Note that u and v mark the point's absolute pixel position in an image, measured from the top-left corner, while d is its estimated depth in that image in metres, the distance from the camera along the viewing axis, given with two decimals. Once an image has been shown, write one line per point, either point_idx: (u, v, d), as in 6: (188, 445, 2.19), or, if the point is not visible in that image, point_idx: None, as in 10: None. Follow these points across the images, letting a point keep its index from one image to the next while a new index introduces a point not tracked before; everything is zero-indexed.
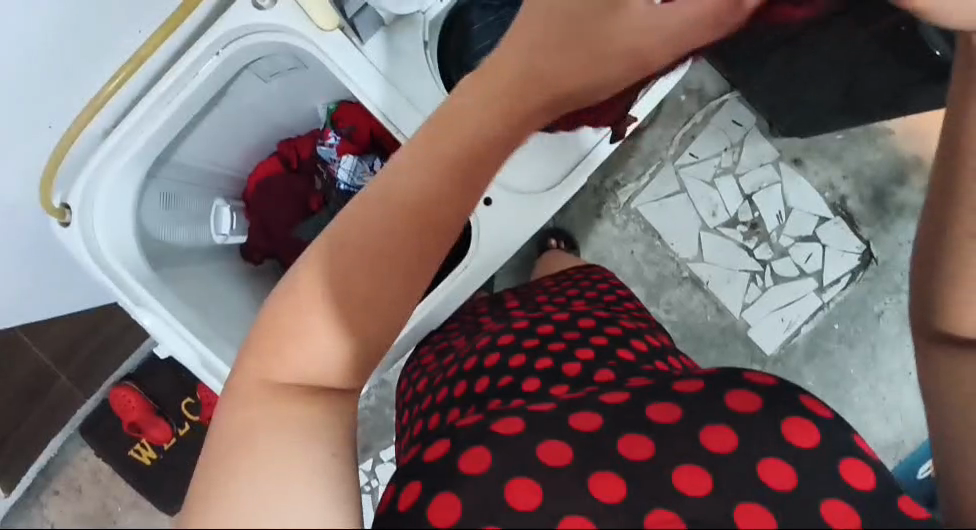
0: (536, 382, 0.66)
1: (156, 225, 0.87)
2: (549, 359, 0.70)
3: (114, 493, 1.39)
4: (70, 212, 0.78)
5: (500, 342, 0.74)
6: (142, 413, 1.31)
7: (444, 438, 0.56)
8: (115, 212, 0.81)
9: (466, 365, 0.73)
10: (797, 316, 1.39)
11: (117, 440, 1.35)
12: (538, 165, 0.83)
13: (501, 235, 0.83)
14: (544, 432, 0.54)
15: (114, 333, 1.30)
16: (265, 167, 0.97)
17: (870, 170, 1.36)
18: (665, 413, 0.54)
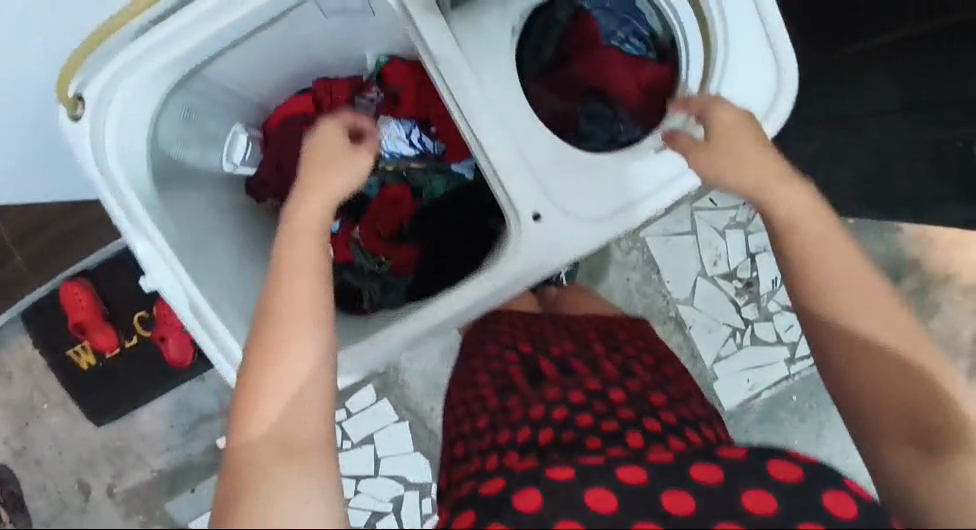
0: (599, 441, 0.63)
1: (170, 140, 0.78)
2: (617, 425, 0.65)
3: (45, 388, 1.32)
4: (83, 106, 0.68)
5: (560, 402, 0.69)
6: (91, 316, 1.22)
7: (501, 479, 0.57)
8: (132, 120, 0.71)
9: (524, 415, 0.69)
10: (762, 380, 1.42)
11: (59, 335, 1.26)
12: (605, 190, 0.74)
13: (542, 252, 0.73)
14: (595, 479, 0.53)
15: (82, 224, 1.21)
16: (292, 102, 0.88)
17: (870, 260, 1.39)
18: (708, 473, 0.52)
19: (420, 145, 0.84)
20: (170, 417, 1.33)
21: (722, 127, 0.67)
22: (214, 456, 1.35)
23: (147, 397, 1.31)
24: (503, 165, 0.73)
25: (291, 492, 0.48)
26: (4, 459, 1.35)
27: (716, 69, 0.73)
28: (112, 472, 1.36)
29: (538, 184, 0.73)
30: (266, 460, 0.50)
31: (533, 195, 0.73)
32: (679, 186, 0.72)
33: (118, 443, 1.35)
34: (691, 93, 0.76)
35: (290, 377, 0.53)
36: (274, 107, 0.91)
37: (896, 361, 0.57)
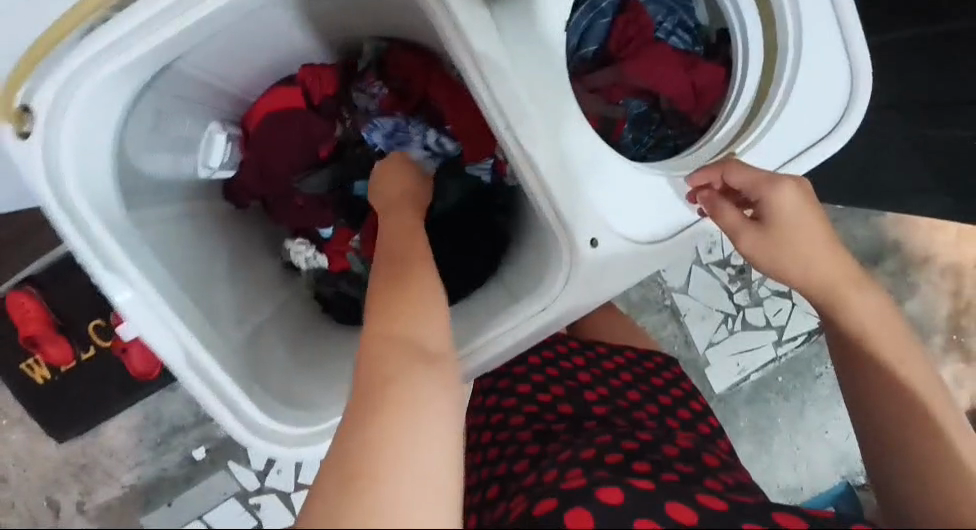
0: (645, 466, 0.62)
1: (138, 148, 0.67)
2: (660, 457, 0.65)
3: None
4: (30, 119, 0.56)
5: (598, 439, 0.67)
6: (43, 328, 1.09)
7: (539, 521, 0.54)
8: (93, 128, 0.60)
9: (560, 454, 0.65)
10: (751, 363, 1.44)
11: (4, 349, 1.12)
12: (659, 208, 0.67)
13: (595, 279, 0.65)
14: (640, 508, 0.51)
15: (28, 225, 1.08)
16: (277, 94, 0.77)
17: (855, 244, 1.41)
18: (790, 521, 0.51)
19: (437, 148, 0.76)
20: (140, 431, 1.23)
21: (787, 220, 0.61)
22: (192, 468, 1.26)
23: (112, 411, 1.19)
24: (550, 177, 0.63)
25: (425, 376, 0.44)
26: None
27: (777, 88, 0.67)
28: (78, 491, 1.25)
29: (592, 205, 0.64)
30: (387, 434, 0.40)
31: (588, 220, 0.64)
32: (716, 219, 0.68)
33: (82, 460, 1.24)
34: (741, 109, 0.70)
35: (419, 335, 0.47)
36: (254, 100, 0.79)
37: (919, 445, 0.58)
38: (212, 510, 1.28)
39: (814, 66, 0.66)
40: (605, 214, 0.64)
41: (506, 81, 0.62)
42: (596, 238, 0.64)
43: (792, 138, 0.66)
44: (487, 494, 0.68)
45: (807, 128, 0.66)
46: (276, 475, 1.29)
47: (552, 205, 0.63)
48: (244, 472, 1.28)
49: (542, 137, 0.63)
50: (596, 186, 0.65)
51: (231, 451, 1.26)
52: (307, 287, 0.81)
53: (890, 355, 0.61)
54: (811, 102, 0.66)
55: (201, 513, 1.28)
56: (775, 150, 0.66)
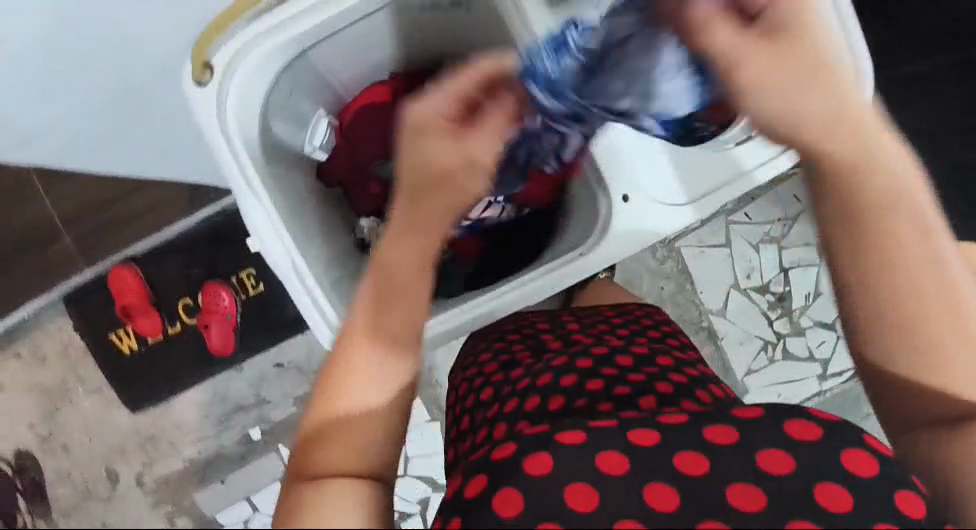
0: (599, 382, 0.65)
1: (273, 113, 0.82)
2: (615, 368, 0.67)
3: (81, 373, 1.33)
4: (211, 72, 0.72)
5: (552, 361, 0.70)
6: (138, 300, 1.26)
7: (480, 474, 0.54)
8: (252, 91, 0.76)
9: (519, 383, 0.68)
10: (794, 395, 1.42)
11: (105, 318, 1.29)
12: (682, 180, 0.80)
13: (630, 231, 0.79)
14: (598, 444, 0.54)
15: (133, 210, 1.24)
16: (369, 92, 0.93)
17: None
18: (722, 434, 0.54)
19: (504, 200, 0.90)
20: (206, 406, 1.35)
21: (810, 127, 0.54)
22: (247, 448, 1.36)
23: (184, 383, 1.32)
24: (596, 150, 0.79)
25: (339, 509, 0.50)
26: (31, 444, 1.34)
27: None
28: (142, 460, 1.36)
29: (624, 169, 0.79)
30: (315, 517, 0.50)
31: (620, 180, 0.79)
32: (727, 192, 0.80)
33: (152, 431, 1.36)
34: None
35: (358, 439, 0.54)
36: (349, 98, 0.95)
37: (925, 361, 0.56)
38: (258, 492, 1.36)
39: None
40: (635, 176, 0.79)
41: None
42: (628, 195, 0.79)
43: None
44: (461, 428, 0.71)
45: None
46: None
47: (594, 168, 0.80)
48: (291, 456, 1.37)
49: None
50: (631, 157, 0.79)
51: (283, 435, 1.35)
52: None
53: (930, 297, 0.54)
54: None
55: (248, 495, 1.36)
56: (779, 140, 0.79)
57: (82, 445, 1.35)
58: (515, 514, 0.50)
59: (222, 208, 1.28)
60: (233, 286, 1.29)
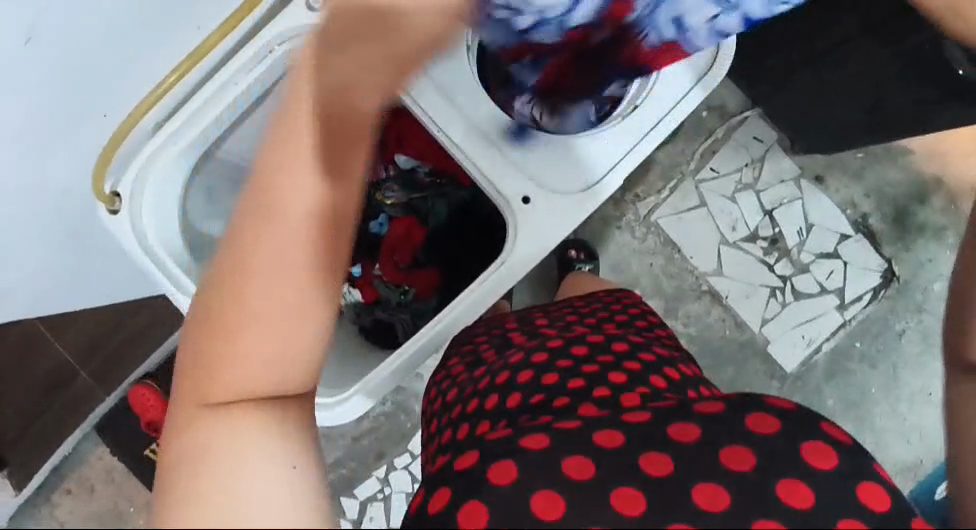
0: (555, 375, 0.68)
1: (196, 213, 0.93)
2: (570, 359, 0.70)
3: (127, 493, 1.38)
4: (119, 199, 0.82)
5: (511, 358, 0.72)
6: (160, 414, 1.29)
7: (445, 487, 0.56)
8: (163, 201, 0.86)
9: (481, 382, 0.70)
10: (818, 333, 1.38)
11: (135, 438, 1.35)
12: (577, 164, 0.82)
13: (538, 234, 0.80)
14: (569, 447, 0.55)
15: (136, 330, 1.32)
16: None
17: (892, 188, 1.36)
18: (684, 432, 0.54)
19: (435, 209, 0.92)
20: None
21: None
22: None
23: None
24: (485, 161, 0.81)
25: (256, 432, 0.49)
26: None
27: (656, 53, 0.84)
28: None
29: (520, 170, 0.81)
30: (225, 444, 0.48)
31: (519, 182, 0.81)
32: (625, 164, 0.83)
33: None
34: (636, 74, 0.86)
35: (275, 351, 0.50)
36: None
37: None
38: None
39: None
40: (533, 173, 0.81)
41: (427, 97, 0.81)
42: (528, 196, 0.81)
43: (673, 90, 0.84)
44: (430, 430, 0.74)
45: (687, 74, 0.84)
46: (370, 522, 1.39)
47: (488, 179, 0.81)
48: (343, 522, 1.40)
49: (472, 133, 0.81)
50: (522, 159, 0.81)
51: None
52: (351, 321, 0.97)
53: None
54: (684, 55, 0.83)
55: None
56: (665, 98, 0.84)
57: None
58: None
59: None
60: None
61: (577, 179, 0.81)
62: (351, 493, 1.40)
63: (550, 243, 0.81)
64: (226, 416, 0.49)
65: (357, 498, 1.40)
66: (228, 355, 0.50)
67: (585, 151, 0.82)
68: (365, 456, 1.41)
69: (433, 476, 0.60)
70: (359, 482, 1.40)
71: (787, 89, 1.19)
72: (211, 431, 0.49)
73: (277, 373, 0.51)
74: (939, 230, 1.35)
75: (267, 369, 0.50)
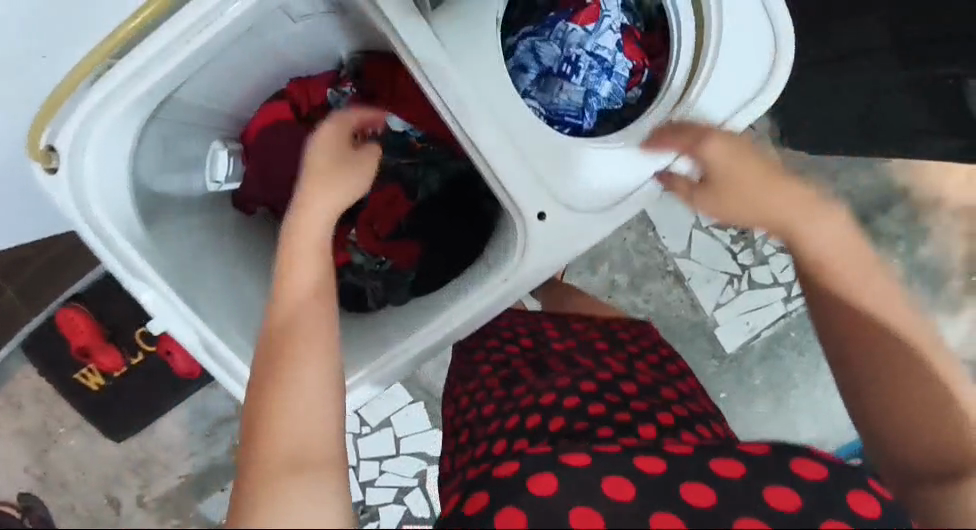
0: (601, 406, 0.69)
1: (152, 171, 0.77)
2: (617, 394, 0.71)
3: (57, 413, 1.33)
4: (55, 156, 0.66)
5: (559, 381, 0.73)
6: (92, 338, 1.23)
7: (482, 491, 0.58)
8: (112, 161, 0.70)
9: (523, 400, 0.72)
10: (761, 321, 1.46)
11: (63, 361, 1.25)
12: (596, 179, 0.73)
13: (550, 250, 0.72)
14: (605, 468, 0.57)
15: (68, 246, 1.19)
16: (271, 110, 0.88)
17: (861, 194, 1.40)
18: (729, 468, 0.55)
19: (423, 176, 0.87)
20: (191, 424, 1.35)
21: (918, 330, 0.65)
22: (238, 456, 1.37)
23: (165, 406, 1.31)
24: (501, 164, 0.71)
25: (310, 488, 0.51)
26: (31, 486, 1.36)
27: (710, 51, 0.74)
28: (139, 485, 1.38)
29: (540, 182, 0.71)
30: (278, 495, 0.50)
31: (537, 195, 0.71)
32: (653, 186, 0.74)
33: (142, 455, 1.37)
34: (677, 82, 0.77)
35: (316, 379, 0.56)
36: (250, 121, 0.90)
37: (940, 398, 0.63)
38: None
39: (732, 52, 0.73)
40: (552, 187, 0.72)
41: (441, 73, 0.70)
42: (545, 213, 0.72)
43: (724, 103, 0.74)
44: (461, 439, 0.75)
45: (728, 102, 0.74)
46: None
47: (502, 186, 0.71)
48: None
49: (489, 129, 0.71)
50: (543, 169, 0.72)
51: None
52: None
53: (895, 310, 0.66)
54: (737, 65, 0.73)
55: None
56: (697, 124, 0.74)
57: (75, 480, 1.36)
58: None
59: None
60: None
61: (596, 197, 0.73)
62: None
63: (560, 265, 0.73)
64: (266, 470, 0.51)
65: None
66: (276, 389, 0.55)
67: (606, 169, 0.74)
68: None
69: (471, 484, 0.62)
70: None
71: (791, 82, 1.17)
72: (256, 495, 0.50)
73: (311, 424, 0.54)
74: (891, 239, 1.42)
75: (300, 421, 0.54)
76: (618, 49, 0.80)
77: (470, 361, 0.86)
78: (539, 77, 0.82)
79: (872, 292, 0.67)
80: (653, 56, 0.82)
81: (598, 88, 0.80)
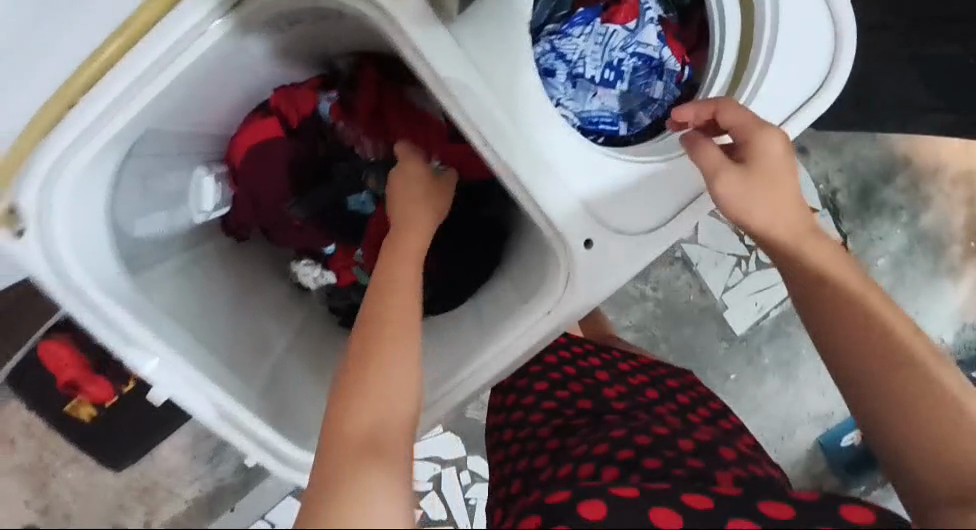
0: (657, 461, 0.63)
1: (129, 214, 0.76)
2: (676, 451, 0.65)
3: (54, 447, 1.26)
4: (20, 217, 0.65)
5: (614, 435, 0.69)
6: (79, 371, 1.15)
7: (535, 515, 0.57)
8: (82, 213, 0.69)
9: (578, 450, 0.68)
10: (769, 301, 1.42)
11: (49, 395, 1.18)
12: (643, 198, 0.69)
13: (597, 273, 0.67)
14: (647, 504, 0.52)
15: None
16: (258, 129, 0.82)
17: (865, 165, 1.37)
18: (781, 510, 0.51)
19: None
20: (191, 448, 1.28)
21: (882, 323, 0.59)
22: (246, 476, 1.32)
23: (164, 434, 1.24)
24: (543, 192, 0.66)
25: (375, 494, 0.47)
26: (33, 520, 1.30)
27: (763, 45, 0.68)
28: (144, 512, 1.33)
29: (582, 207, 0.67)
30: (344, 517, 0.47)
31: (580, 223, 0.66)
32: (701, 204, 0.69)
33: (144, 483, 1.31)
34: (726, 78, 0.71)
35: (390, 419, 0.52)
36: (233, 138, 0.83)
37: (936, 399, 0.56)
38: (269, 513, 1.34)
39: (790, 40, 0.67)
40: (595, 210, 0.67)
41: (469, 94, 0.65)
42: (591, 240, 0.67)
43: (783, 100, 0.68)
44: (509, 489, 0.70)
45: (793, 95, 0.68)
46: None
47: (544, 216, 0.66)
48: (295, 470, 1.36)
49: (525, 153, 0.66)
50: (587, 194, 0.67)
51: None
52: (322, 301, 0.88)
53: (851, 275, 0.61)
54: (795, 59, 0.68)
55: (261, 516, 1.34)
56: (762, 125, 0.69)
57: (76, 513, 1.31)
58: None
59: None
60: None
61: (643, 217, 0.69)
62: None
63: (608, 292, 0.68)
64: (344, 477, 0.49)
65: None
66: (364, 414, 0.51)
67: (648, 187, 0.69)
68: None
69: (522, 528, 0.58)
70: None
71: None
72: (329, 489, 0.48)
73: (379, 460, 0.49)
74: (896, 209, 1.40)
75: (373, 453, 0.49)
76: (662, 44, 0.74)
77: (510, 418, 0.81)
78: (573, 80, 0.73)
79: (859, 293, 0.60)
80: (691, 50, 0.77)
81: (648, 90, 0.75)
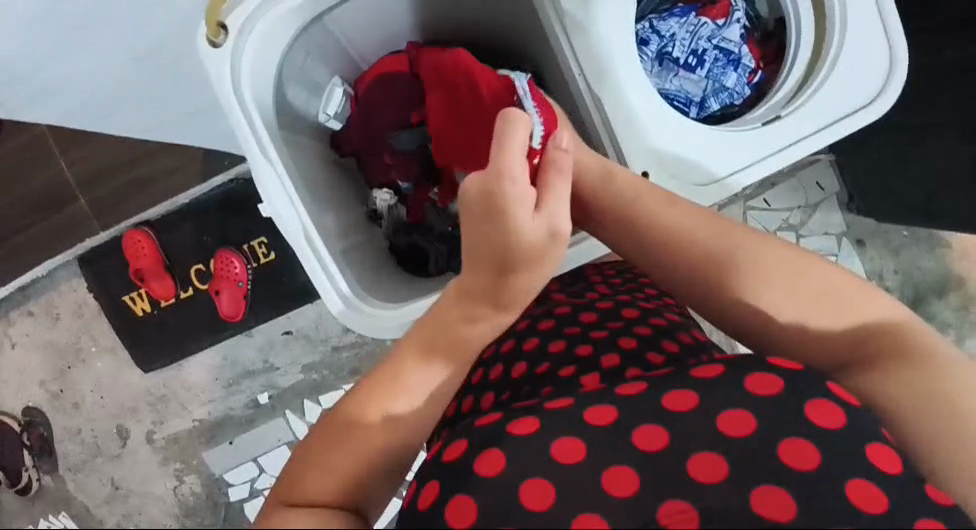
0: (562, 343, 0.70)
1: (288, 79, 0.81)
2: (577, 327, 0.72)
3: (92, 332, 1.34)
4: (225, 33, 0.69)
5: (519, 325, 0.75)
6: (152, 262, 1.26)
7: (433, 480, 0.54)
8: (264, 57, 0.74)
9: (487, 352, 0.74)
10: None
11: (115, 281, 1.30)
12: (714, 151, 0.73)
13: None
14: (560, 428, 0.54)
15: (147, 175, 1.25)
16: (387, 63, 0.94)
17: (921, 275, 1.30)
18: (681, 402, 0.53)
19: None
20: (216, 369, 1.35)
21: (771, 272, 0.60)
22: (253, 411, 1.36)
23: (198, 346, 1.33)
24: (620, 119, 0.75)
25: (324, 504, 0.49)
26: (41, 402, 1.37)
27: (828, 52, 0.73)
28: (151, 420, 1.38)
29: (653, 143, 0.74)
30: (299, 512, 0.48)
31: (647, 153, 0.74)
32: (763, 168, 0.73)
33: (162, 391, 1.37)
34: (794, 82, 0.76)
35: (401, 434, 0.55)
36: (363, 68, 0.95)
37: (831, 289, 0.59)
38: (264, 454, 1.36)
39: (855, 50, 0.72)
40: (664, 151, 0.74)
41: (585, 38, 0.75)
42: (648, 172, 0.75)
43: (837, 105, 0.72)
44: None
45: (849, 100, 0.72)
46: None
47: (614, 136, 0.75)
48: (299, 423, 1.35)
49: (618, 84, 0.75)
50: (663, 130, 0.74)
51: (288, 402, 1.35)
52: (385, 237, 0.97)
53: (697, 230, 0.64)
54: (856, 72, 0.72)
55: (256, 456, 1.37)
56: (808, 120, 0.72)
57: (87, 405, 1.37)
58: (468, 527, 0.51)
59: (234, 177, 1.26)
60: (244, 254, 1.29)
61: (706, 169, 0.73)
62: (315, 399, 1.35)
63: None
64: (313, 485, 0.50)
65: (320, 405, 1.34)
66: (353, 430, 0.53)
67: (719, 148, 0.73)
68: (341, 368, 1.33)
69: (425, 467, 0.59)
70: (326, 391, 1.34)
71: (872, 147, 1.12)
72: (315, 459, 0.52)
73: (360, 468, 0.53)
74: (943, 326, 1.30)
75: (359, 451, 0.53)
76: (743, 43, 0.83)
77: None
78: (659, 57, 0.83)
79: (757, 255, 0.61)
80: (765, 63, 0.84)
81: (723, 79, 0.82)
